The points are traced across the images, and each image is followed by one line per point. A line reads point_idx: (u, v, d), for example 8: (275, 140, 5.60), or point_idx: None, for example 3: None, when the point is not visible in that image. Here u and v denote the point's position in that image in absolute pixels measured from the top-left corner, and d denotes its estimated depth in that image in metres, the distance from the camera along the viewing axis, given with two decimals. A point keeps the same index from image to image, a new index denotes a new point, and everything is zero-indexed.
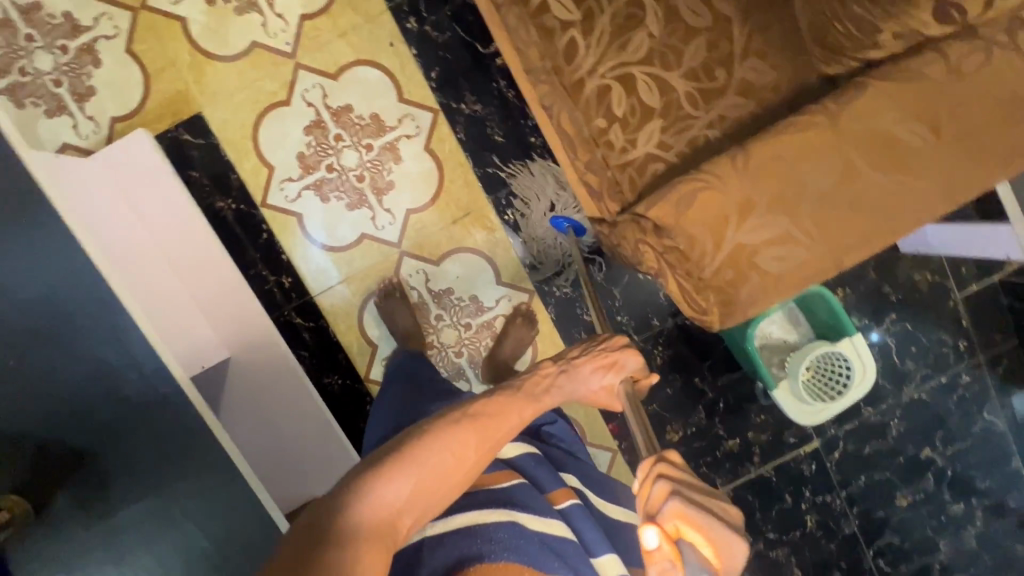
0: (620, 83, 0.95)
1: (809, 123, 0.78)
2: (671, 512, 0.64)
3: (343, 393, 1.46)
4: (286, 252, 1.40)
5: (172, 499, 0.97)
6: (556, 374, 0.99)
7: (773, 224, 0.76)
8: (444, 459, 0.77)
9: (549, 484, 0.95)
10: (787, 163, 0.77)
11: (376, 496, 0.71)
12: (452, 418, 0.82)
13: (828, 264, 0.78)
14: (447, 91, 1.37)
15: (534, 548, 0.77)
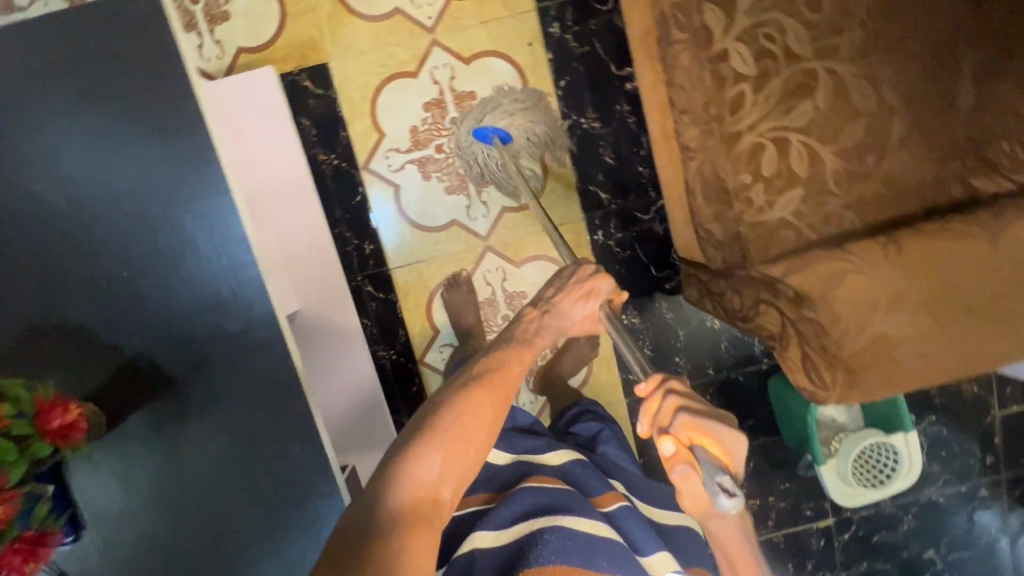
0: (775, 144, 0.97)
1: (966, 235, 0.81)
2: (682, 424, 0.65)
3: (393, 370, 1.46)
4: (375, 220, 1.40)
5: (244, 441, 0.97)
6: (542, 315, 1.01)
7: (918, 321, 0.79)
8: (467, 425, 0.80)
9: (593, 489, 0.96)
10: (944, 268, 0.79)
11: (409, 476, 0.75)
12: (462, 386, 0.85)
13: (956, 368, 0.81)
14: (571, 102, 1.38)
15: (582, 549, 0.78)
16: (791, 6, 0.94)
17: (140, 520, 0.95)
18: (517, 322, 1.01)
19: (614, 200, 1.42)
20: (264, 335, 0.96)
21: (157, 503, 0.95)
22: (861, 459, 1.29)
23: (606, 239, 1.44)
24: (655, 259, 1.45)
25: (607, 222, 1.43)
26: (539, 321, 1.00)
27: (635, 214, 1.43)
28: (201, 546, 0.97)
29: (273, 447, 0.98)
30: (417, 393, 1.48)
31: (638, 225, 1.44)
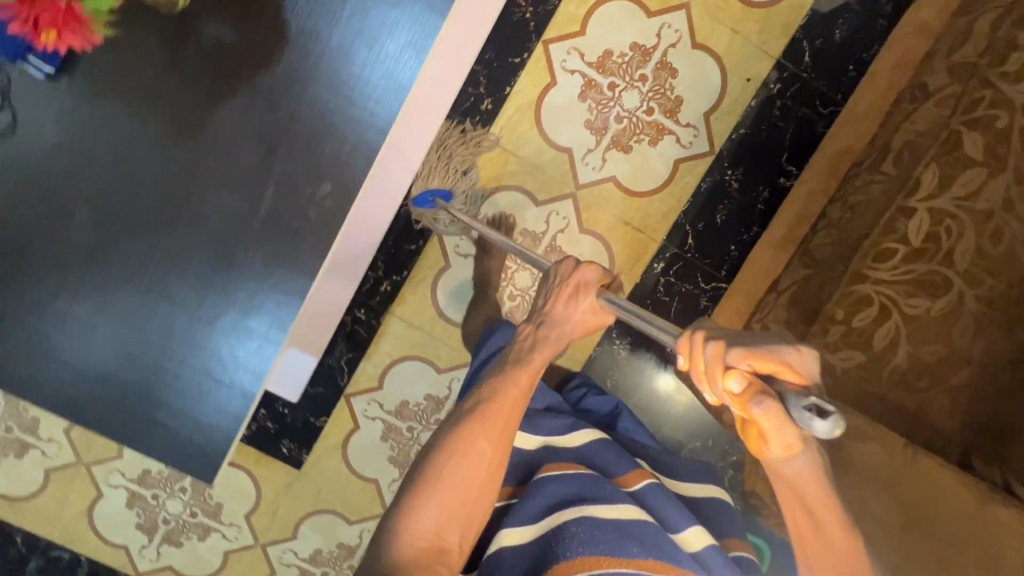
0: (879, 309, 1.01)
1: (952, 482, 0.86)
2: (739, 357, 0.62)
3: (408, 217, 1.39)
4: (514, 90, 1.34)
5: (287, 141, 0.87)
6: (535, 330, 0.93)
7: (872, 501, 0.83)
8: (463, 467, 0.81)
9: (614, 470, 0.95)
10: (917, 485, 0.85)
11: (410, 524, 0.77)
12: (455, 425, 0.85)
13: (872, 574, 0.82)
14: (734, 151, 1.39)
15: (608, 537, 0.79)
16: (985, 223, 0.98)
17: (143, 120, 0.85)
18: (513, 342, 0.94)
19: (694, 251, 1.43)
20: (392, 72, 0.85)
21: (170, 117, 0.85)
22: None
23: (661, 273, 1.44)
24: (679, 323, 1.46)
25: (674, 262, 1.43)
26: (535, 335, 0.91)
27: (698, 276, 1.44)
28: (170, 187, 0.87)
29: (307, 166, 0.87)
30: (411, 252, 1.41)
31: (693, 286, 1.44)
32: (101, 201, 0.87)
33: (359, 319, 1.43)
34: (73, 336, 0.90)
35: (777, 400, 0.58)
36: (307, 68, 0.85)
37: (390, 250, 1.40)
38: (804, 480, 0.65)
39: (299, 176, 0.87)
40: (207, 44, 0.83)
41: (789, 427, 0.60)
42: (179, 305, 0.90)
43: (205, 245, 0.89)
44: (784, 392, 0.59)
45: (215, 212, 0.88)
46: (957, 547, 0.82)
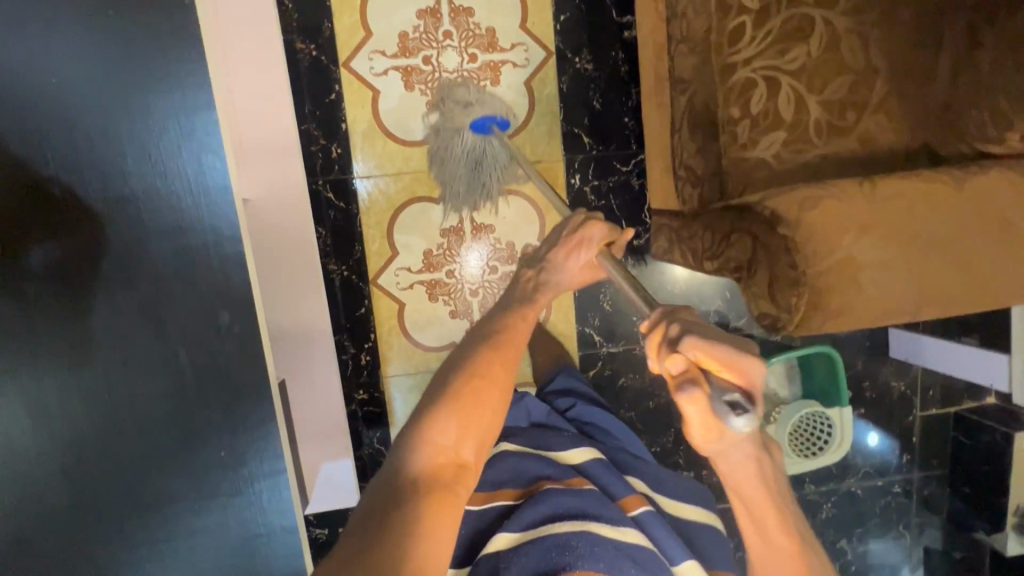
0: (765, 83, 0.98)
1: (912, 180, 0.82)
2: (689, 344, 0.56)
3: (341, 288, 1.38)
4: (348, 122, 1.33)
5: (168, 305, 0.86)
6: (537, 275, 0.89)
7: (861, 251, 0.79)
8: (478, 388, 0.73)
9: (618, 491, 0.91)
10: (879, 206, 0.80)
11: (427, 443, 0.69)
12: (472, 345, 0.78)
13: (876, 310, 0.80)
14: (567, 38, 1.36)
15: (610, 556, 0.73)
16: None
17: (36, 371, 0.84)
18: (515, 284, 0.91)
19: (595, 145, 1.40)
20: (209, 185, 0.85)
21: (55, 353, 0.84)
22: (797, 432, 1.33)
23: (583, 183, 1.42)
24: (627, 214, 1.44)
25: (585, 166, 1.41)
26: (536, 280, 0.89)
27: (615, 164, 1.42)
28: (99, 412, 0.86)
29: (198, 310, 0.87)
30: (365, 315, 1.40)
31: (617, 175, 1.42)
32: (50, 462, 0.86)
33: (364, 401, 1.43)
34: None
35: (703, 391, 0.55)
36: (139, 232, 0.84)
37: (348, 327, 1.40)
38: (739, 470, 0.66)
39: (195, 323, 0.87)
40: (40, 273, 0.82)
41: (708, 424, 0.57)
42: (184, 498, 0.91)
43: (165, 434, 0.89)
44: (715, 389, 0.55)
45: (153, 403, 0.88)
46: (944, 241, 0.80)
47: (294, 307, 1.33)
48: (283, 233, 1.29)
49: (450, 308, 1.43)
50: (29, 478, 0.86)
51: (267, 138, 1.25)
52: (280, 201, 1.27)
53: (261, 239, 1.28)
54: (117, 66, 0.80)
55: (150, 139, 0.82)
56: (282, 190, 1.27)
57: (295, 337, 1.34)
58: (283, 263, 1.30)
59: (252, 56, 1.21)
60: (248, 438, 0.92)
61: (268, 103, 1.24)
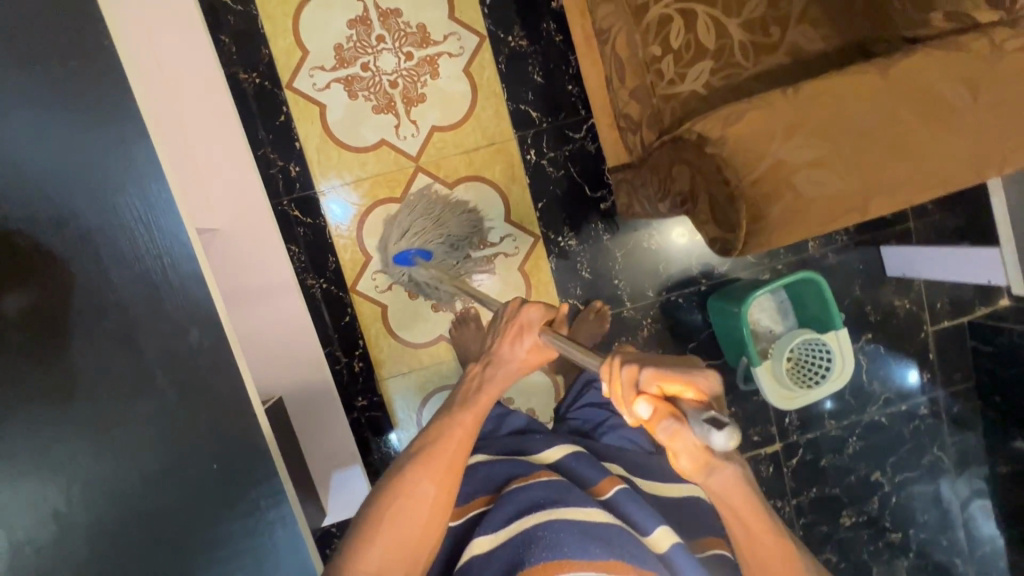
0: (681, 16, 0.98)
1: (837, 75, 0.81)
2: (649, 377, 0.61)
3: (324, 300, 1.41)
4: (301, 139, 1.37)
5: (139, 331, 0.89)
6: (482, 370, 0.90)
7: (798, 152, 0.77)
8: (403, 507, 0.77)
9: (590, 478, 0.91)
10: (805, 106, 0.79)
11: (353, 570, 0.74)
12: (402, 464, 0.82)
13: (823, 210, 0.79)
14: (497, 20, 1.38)
15: (574, 540, 0.73)
16: None
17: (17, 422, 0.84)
18: (460, 381, 0.92)
19: (543, 118, 1.42)
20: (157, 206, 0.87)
21: (27, 400, 0.83)
22: (793, 363, 1.31)
23: (539, 157, 1.43)
24: (588, 179, 1.45)
25: (538, 141, 1.42)
26: (480, 374, 0.90)
27: (567, 133, 1.43)
28: (86, 448, 0.87)
29: (168, 332, 0.90)
30: (350, 323, 1.43)
31: (571, 143, 1.43)
32: (40, 516, 0.84)
33: (364, 407, 1.45)
34: None
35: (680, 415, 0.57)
36: (96, 266, 0.86)
37: (337, 338, 1.43)
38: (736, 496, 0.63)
39: (171, 344, 0.91)
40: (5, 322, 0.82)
41: (692, 447, 0.57)
42: (187, 516, 0.92)
43: (162, 458, 0.91)
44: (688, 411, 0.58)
45: (143, 430, 0.90)
46: (878, 128, 0.78)
47: (277, 325, 1.37)
48: (256, 256, 1.35)
49: (432, 302, 1.45)
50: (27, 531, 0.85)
51: (224, 169, 1.31)
52: (245, 225, 1.33)
53: (235, 262, 1.33)
54: (47, 108, 0.82)
55: (93, 175, 0.85)
56: (248, 214, 1.34)
57: (284, 354, 1.39)
58: (260, 285, 1.35)
59: (197, 92, 1.28)
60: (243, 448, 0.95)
61: (221, 136, 1.31)
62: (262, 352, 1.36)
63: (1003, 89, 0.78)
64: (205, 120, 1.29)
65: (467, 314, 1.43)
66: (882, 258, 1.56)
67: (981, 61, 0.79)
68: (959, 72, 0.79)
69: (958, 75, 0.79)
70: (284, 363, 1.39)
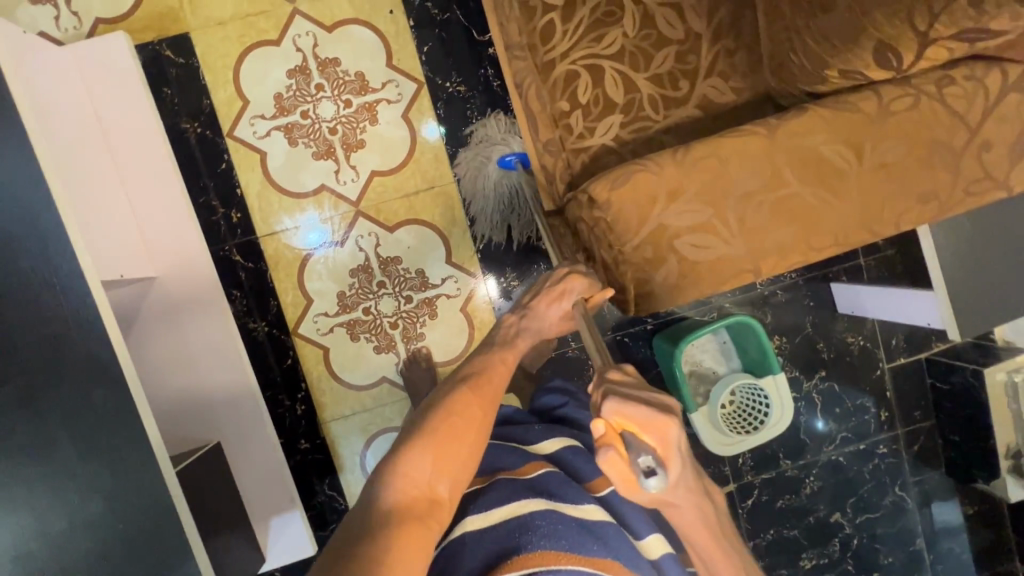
0: (588, 72, 0.99)
1: (725, 136, 0.80)
2: (610, 410, 0.64)
3: (267, 343, 1.43)
4: (243, 186, 1.39)
5: (41, 389, 0.89)
6: (518, 322, 0.95)
7: (680, 218, 0.78)
8: (456, 423, 0.76)
9: (588, 474, 0.91)
10: (689, 168, 0.79)
11: (401, 476, 0.69)
12: (447, 391, 0.82)
13: (709, 273, 0.79)
14: (435, 66, 1.40)
15: (574, 533, 0.72)
16: None
17: None
18: (497, 331, 0.97)
19: None
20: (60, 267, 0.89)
21: None
22: (731, 407, 1.28)
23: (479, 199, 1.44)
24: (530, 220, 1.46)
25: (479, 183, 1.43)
26: (516, 324, 0.95)
27: None
28: None
29: (71, 392, 0.91)
30: (293, 366, 1.44)
31: None
32: None
33: (307, 450, 1.46)
34: None
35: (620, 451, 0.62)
36: None
37: (280, 381, 1.44)
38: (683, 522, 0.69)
39: (78, 404, 0.91)
40: None
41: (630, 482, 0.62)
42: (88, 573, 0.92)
43: (67, 520, 0.91)
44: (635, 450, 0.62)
45: (46, 492, 0.89)
46: (762, 190, 0.78)
47: (214, 371, 1.35)
48: (192, 301, 1.33)
49: (374, 344, 1.45)
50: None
51: (160, 215, 1.30)
52: (182, 270, 1.32)
53: (171, 308, 1.32)
54: None
55: None
56: (185, 260, 1.32)
57: (220, 400, 1.36)
58: (196, 330, 1.34)
59: (133, 139, 1.27)
60: (150, 509, 0.94)
61: (157, 182, 1.29)
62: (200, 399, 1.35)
63: (890, 150, 0.78)
64: (141, 167, 1.28)
65: (415, 354, 1.45)
66: (832, 295, 1.53)
67: (867, 122, 0.79)
68: (845, 132, 0.78)
69: (843, 136, 0.78)
70: (221, 410, 1.36)
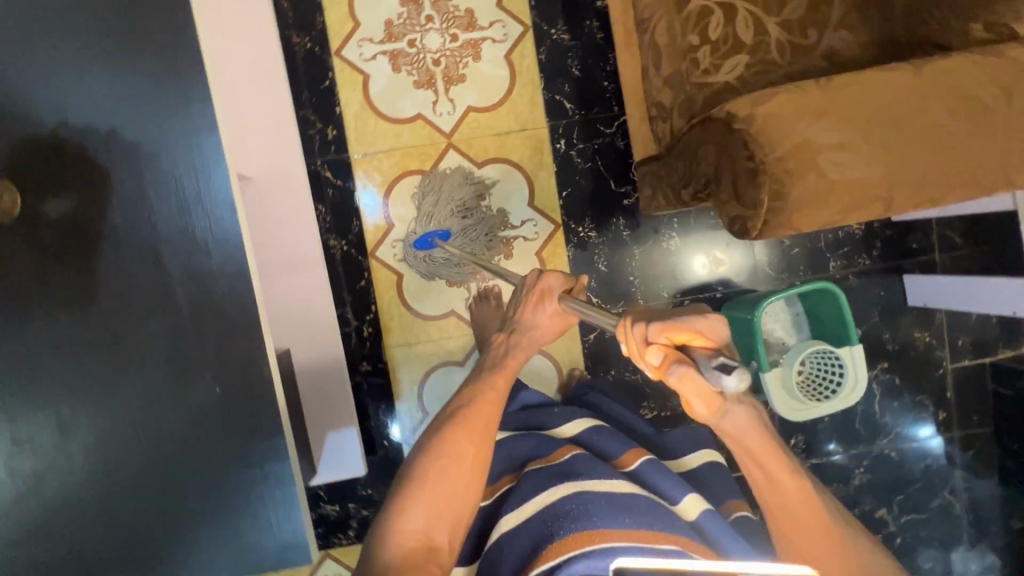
0: (721, 11, 1.02)
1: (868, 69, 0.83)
2: (659, 332, 0.73)
3: (343, 261, 1.44)
4: (343, 105, 1.43)
5: (164, 245, 0.92)
6: (507, 341, 1.04)
7: (824, 135, 0.79)
8: (445, 470, 0.88)
9: (613, 452, 1.14)
10: (834, 92, 0.81)
11: (399, 529, 0.84)
12: (437, 432, 0.93)
13: (844, 194, 0.80)
14: (543, 12, 1.43)
15: (601, 509, 0.92)
16: None
17: (43, 320, 0.91)
18: (489, 351, 1.06)
19: (577, 110, 1.46)
20: (197, 126, 0.91)
21: (64, 289, 0.91)
22: (803, 374, 1.28)
23: (568, 148, 1.46)
24: (614, 174, 1.47)
25: (570, 131, 1.46)
26: (507, 342, 1.04)
27: (599, 127, 1.46)
28: (106, 348, 0.92)
29: (190, 250, 0.93)
30: (365, 288, 1.46)
31: (601, 137, 1.46)
32: (65, 398, 0.91)
33: (368, 372, 1.46)
34: (134, 527, 0.95)
35: (689, 363, 0.71)
36: (138, 177, 0.91)
37: (351, 301, 1.45)
38: (743, 425, 0.84)
39: (193, 264, 0.93)
40: (55, 220, 0.89)
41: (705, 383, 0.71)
42: (183, 428, 0.95)
43: (172, 374, 0.94)
44: (697, 356, 0.71)
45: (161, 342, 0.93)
46: (902, 120, 0.80)
47: (293, 278, 1.39)
48: (282, 208, 1.37)
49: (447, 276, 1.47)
50: (34, 423, 0.91)
51: (265, 119, 1.35)
52: (277, 177, 1.37)
53: (261, 211, 1.37)
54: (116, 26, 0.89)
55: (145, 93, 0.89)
56: (282, 166, 1.37)
57: (295, 307, 1.40)
58: (282, 236, 1.38)
59: (253, 45, 1.33)
60: (245, 378, 0.95)
61: (268, 89, 1.35)
62: (274, 303, 1.38)
63: None
64: (255, 71, 1.34)
65: (487, 291, 1.45)
66: (904, 287, 1.53)
67: (1011, 67, 0.81)
68: (988, 76, 0.81)
69: (985, 78, 0.81)
70: (293, 316, 1.40)
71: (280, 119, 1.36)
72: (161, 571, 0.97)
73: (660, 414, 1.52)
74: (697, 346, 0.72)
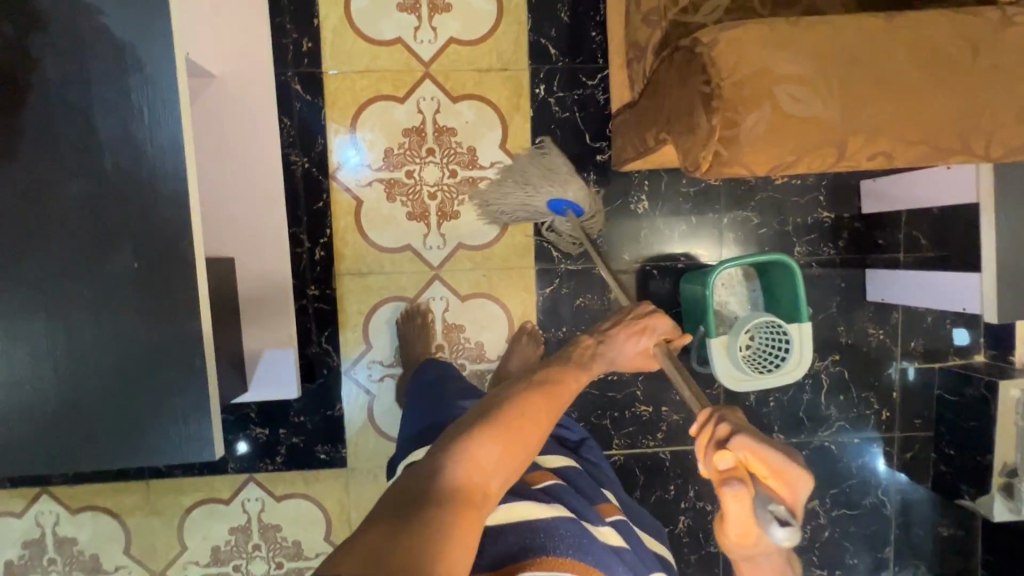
0: None
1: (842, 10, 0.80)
2: (739, 448, 0.64)
3: (302, 179, 1.40)
4: (321, 18, 1.38)
5: (94, 105, 0.88)
6: (595, 345, 0.96)
7: (785, 68, 0.77)
8: (524, 419, 0.74)
9: (594, 496, 0.94)
10: (803, 26, 0.78)
11: (466, 458, 0.68)
12: (520, 389, 0.80)
13: (796, 132, 0.79)
14: None
15: (597, 550, 0.73)
16: None
17: None
18: (570, 347, 0.95)
19: (562, 57, 1.42)
20: None
21: None
22: (749, 350, 1.27)
23: (547, 94, 1.43)
24: (591, 127, 1.44)
25: (551, 77, 1.42)
26: (591, 348, 0.94)
27: (581, 77, 1.43)
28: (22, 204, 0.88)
29: (121, 115, 0.89)
30: (322, 210, 1.42)
31: (582, 89, 1.43)
32: None
33: (314, 296, 1.43)
34: (32, 395, 0.91)
35: (747, 493, 0.62)
36: (77, 31, 0.87)
37: (305, 220, 1.41)
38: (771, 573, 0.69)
39: (123, 129, 0.89)
40: None
41: (748, 523, 0.63)
42: (94, 300, 0.91)
43: (88, 243, 0.90)
44: (761, 495, 0.62)
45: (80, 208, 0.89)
46: (867, 63, 0.78)
47: (247, 185, 1.35)
48: (244, 112, 1.32)
49: (408, 210, 1.43)
50: None
51: (237, 16, 1.29)
52: (241, 78, 1.31)
53: (222, 112, 1.32)
54: None
55: None
56: (247, 67, 1.31)
57: (245, 216, 1.35)
58: (240, 141, 1.33)
59: None
60: (164, 258, 0.91)
61: None
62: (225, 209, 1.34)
63: (1001, 57, 0.78)
64: None
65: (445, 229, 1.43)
66: (864, 280, 1.53)
67: (982, 27, 0.79)
68: (959, 31, 0.79)
69: (955, 34, 0.79)
70: (243, 225, 1.35)
71: (252, 18, 1.30)
72: (55, 449, 0.93)
73: (606, 377, 1.51)
74: (766, 486, 0.63)
